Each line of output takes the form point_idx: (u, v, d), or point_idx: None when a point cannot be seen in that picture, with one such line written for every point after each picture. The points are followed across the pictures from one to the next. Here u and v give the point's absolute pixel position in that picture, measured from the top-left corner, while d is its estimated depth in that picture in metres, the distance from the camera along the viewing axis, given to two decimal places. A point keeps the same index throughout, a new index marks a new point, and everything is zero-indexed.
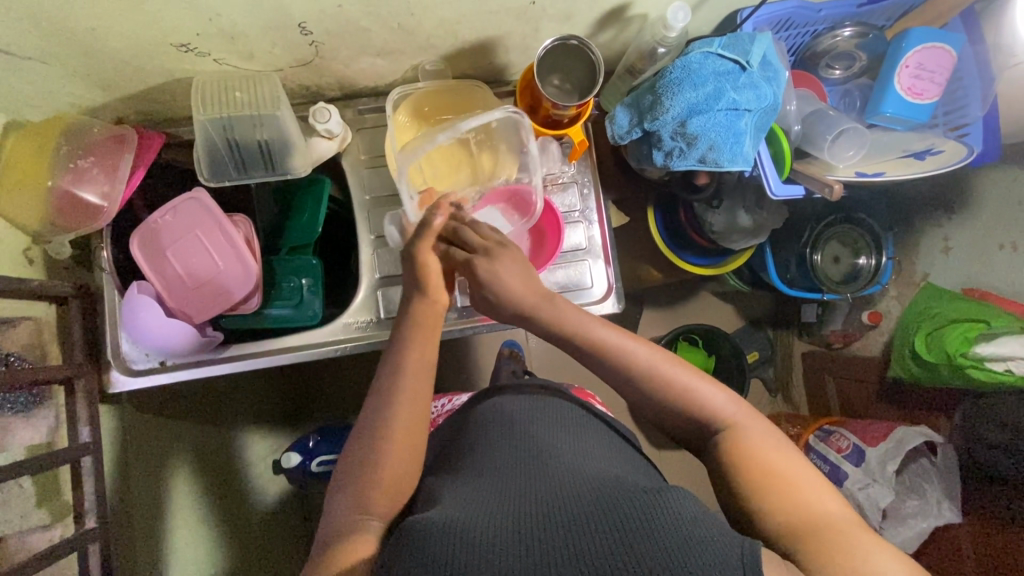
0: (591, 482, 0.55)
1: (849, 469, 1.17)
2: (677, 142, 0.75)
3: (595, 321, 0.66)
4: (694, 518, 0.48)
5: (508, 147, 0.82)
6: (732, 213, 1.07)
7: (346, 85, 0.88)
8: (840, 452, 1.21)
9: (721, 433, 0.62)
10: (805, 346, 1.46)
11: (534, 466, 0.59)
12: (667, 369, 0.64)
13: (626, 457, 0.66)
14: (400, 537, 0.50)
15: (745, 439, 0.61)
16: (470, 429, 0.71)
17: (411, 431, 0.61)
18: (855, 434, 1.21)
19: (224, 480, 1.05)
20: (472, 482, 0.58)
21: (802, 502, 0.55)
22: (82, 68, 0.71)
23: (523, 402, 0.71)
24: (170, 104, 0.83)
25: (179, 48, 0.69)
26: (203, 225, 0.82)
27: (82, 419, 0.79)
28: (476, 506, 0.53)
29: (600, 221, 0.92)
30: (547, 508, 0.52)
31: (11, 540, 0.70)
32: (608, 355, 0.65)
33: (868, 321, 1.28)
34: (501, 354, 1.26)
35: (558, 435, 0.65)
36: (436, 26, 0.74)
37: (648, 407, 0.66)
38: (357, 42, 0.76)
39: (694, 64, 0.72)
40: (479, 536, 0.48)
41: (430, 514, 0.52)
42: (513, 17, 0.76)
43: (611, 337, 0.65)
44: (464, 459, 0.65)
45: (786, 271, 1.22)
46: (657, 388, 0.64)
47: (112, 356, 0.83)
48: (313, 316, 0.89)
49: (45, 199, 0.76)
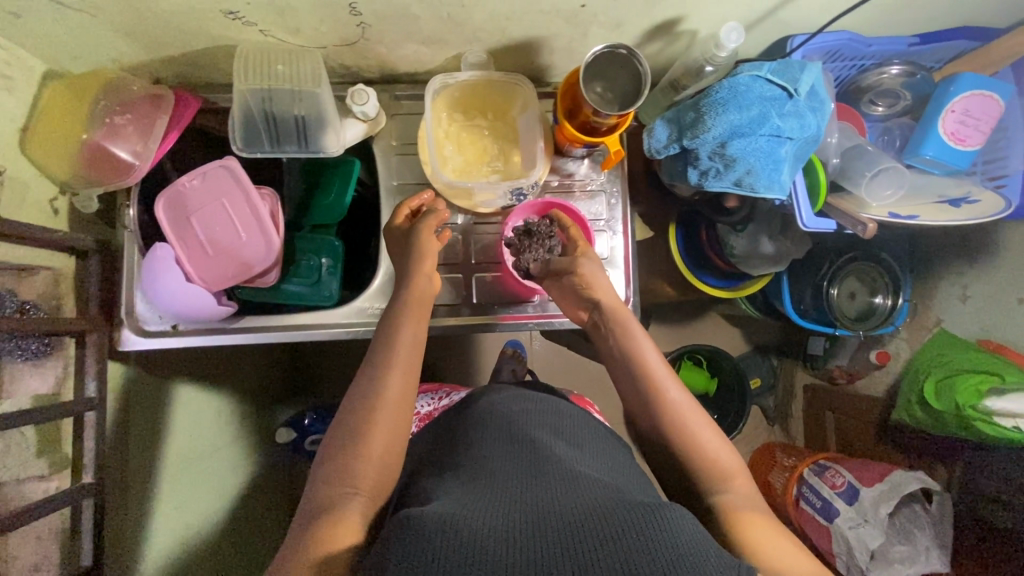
0: (583, 487, 0.55)
1: (841, 506, 1.17)
2: (713, 163, 0.73)
3: (641, 332, 0.75)
4: (693, 534, 0.48)
5: (520, 105, 0.88)
6: (755, 239, 1.08)
7: (386, 69, 0.87)
8: (833, 488, 1.20)
9: (718, 481, 0.66)
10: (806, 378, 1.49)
11: (540, 462, 0.60)
12: (685, 403, 0.70)
13: (619, 467, 0.65)
14: (394, 526, 0.49)
15: (740, 495, 0.65)
16: (467, 425, 0.71)
17: (389, 416, 0.62)
18: (851, 472, 1.20)
19: (217, 450, 1.04)
20: (472, 480, 0.58)
21: (784, 557, 0.58)
22: (127, 24, 0.71)
23: (525, 407, 0.72)
24: (210, 69, 0.83)
25: (228, 15, 0.69)
26: (229, 194, 0.82)
27: (89, 373, 0.80)
28: (478, 494, 0.54)
29: (624, 233, 0.92)
30: (546, 513, 0.51)
31: (10, 487, 0.72)
32: (649, 378, 0.72)
33: (875, 359, 1.29)
34: (502, 353, 1.27)
35: (552, 438, 0.65)
36: (485, 20, 0.74)
37: (655, 436, 0.71)
38: (405, 28, 0.75)
39: (742, 86, 0.70)
40: (472, 530, 0.47)
41: (431, 506, 0.51)
42: (564, 19, 0.75)
43: (647, 354, 0.73)
44: (461, 454, 0.64)
45: (801, 302, 1.26)
46: (670, 416, 0.70)
47: (125, 315, 0.84)
48: (329, 297, 0.88)
49: (80, 152, 0.77)
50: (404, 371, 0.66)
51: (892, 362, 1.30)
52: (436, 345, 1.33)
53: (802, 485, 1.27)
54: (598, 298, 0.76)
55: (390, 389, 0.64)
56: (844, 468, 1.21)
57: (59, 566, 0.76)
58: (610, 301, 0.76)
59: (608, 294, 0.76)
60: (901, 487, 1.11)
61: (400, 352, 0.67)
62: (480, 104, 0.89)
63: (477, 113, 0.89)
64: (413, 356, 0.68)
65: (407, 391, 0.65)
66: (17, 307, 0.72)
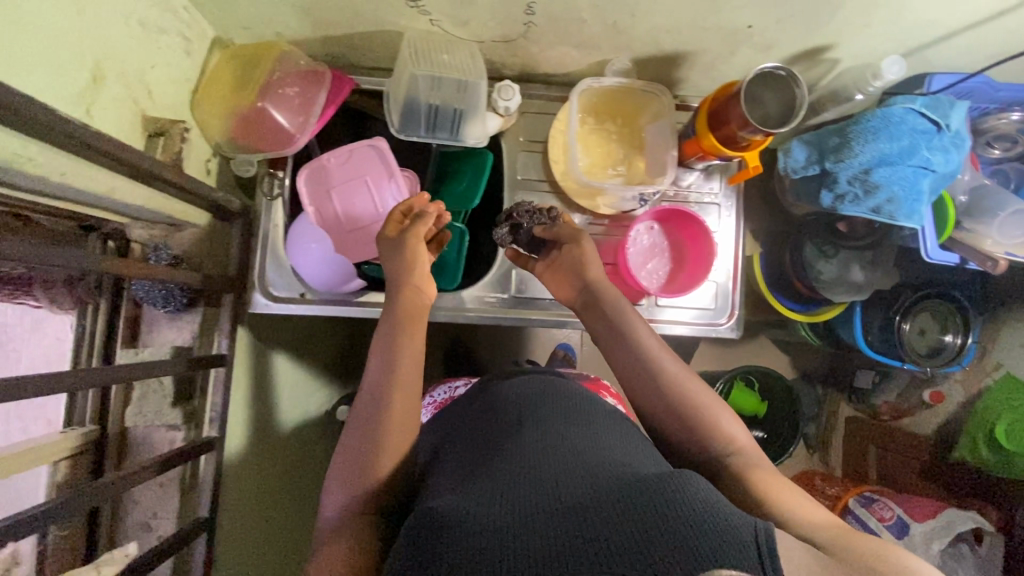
0: (597, 465, 0.53)
1: (889, 536, 1.15)
2: (853, 188, 0.76)
3: (638, 320, 0.77)
4: (705, 503, 0.46)
5: (649, 114, 0.91)
6: (845, 267, 1.09)
7: (526, 69, 0.90)
8: (881, 520, 1.19)
9: (731, 453, 0.65)
10: (850, 411, 1.50)
11: (550, 440, 0.58)
12: (686, 381, 0.71)
13: (637, 445, 0.63)
14: (417, 523, 0.49)
15: (755, 464, 0.63)
16: (479, 409, 0.71)
17: (401, 405, 0.65)
18: (900, 505, 1.20)
19: (295, 421, 1.06)
20: (484, 462, 0.57)
21: (815, 515, 0.56)
22: (310, 2, 0.74)
23: (535, 389, 0.70)
24: (363, 52, 0.86)
25: (409, 3, 0.72)
26: (372, 172, 0.85)
27: (221, 331, 0.84)
28: (485, 481, 0.53)
29: (734, 247, 0.95)
30: (553, 491, 0.49)
31: (140, 431, 0.78)
32: (645, 353, 0.73)
33: (929, 399, 1.31)
34: (554, 355, 1.27)
35: (565, 417, 0.63)
36: (646, 31, 0.77)
37: (667, 420, 0.70)
38: (566, 32, 0.78)
39: (895, 116, 0.73)
40: (479, 517, 0.47)
41: (448, 500, 0.51)
42: (719, 37, 0.78)
43: (647, 342, 0.74)
44: (474, 437, 0.64)
45: (868, 331, 1.26)
46: (673, 393, 0.70)
47: (257, 279, 0.86)
48: (451, 280, 0.91)
49: (247, 119, 0.80)
50: (409, 356, 0.68)
51: (945, 402, 1.32)
52: (498, 341, 1.36)
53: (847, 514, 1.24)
54: (589, 280, 0.81)
55: (401, 386, 0.66)
56: (893, 502, 1.21)
57: (176, 514, 0.80)
58: (599, 283, 0.80)
59: (600, 278, 0.81)
60: (954, 525, 1.13)
61: (403, 342, 0.69)
62: (613, 109, 0.92)
63: (608, 116, 0.92)
64: (412, 334, 0.70)
65: (411, 380, 0.67)
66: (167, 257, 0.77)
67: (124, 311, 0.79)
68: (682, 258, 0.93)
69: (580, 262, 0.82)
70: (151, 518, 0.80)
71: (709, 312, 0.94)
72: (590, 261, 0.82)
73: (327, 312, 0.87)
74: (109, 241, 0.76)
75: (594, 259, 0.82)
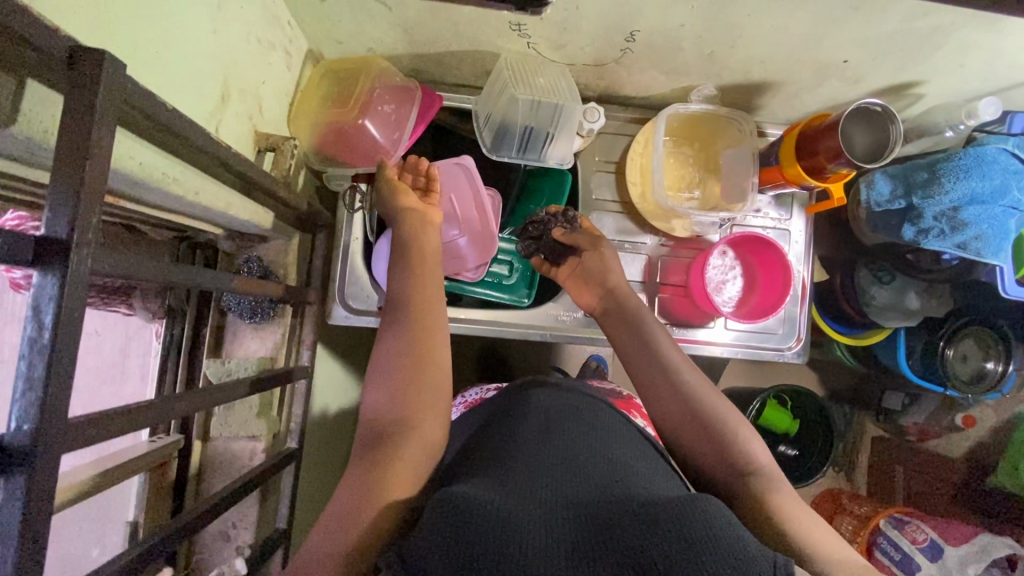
0: (615, 482, 0.50)
1: (923, 562, 1.13)
2: (940, 224, 0.77)
3: (659, 328, 0.76)
4: (729, 529, 0.43)
5: (728, 140, 0.92)
6: (900, 292, 1.07)
7: (607, 90, 0.91)
8: (914, 543, 1.15)
9: (751, 476, 0.62)
10: (876, 430, 1.46)
11: (564, 451, 0.54)
12: (708, 396, 0.69)
13: (654, 465, 0.59)
14: (430, 505, 0.45)
15: (776, 489, 0.60)
16: (495, 415, 0.67)
17: (418, 390, 0.60)
18: (933, 527, 1.15)
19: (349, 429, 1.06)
20: (499, 462, 0.53)
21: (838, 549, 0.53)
22: (413, 22, 0.74)
23: (555, 394, 0.67)
24: (449, 69, 0.87)
25: (512, 26, 0.73)
26: (459, 190, 0.87)
27: (304, 343, 0.84)
28: (500, 481, 0.49)
29: (804, 272, 0.96)
30: (571, 502, 0.46)
31: (220, 442, 0.78)
32: (666, 362, 0.72)
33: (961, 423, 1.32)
34: (586, 366, 1.26)
35: (585, 427, 0.60)
36: (740, 61, 0.78)
37: (685, 436, 0.67)
38: (660, 58, 0.79)
39: (988, 155, 0.74)
40: (499, 508, 0.43)
41: (465, 488, 0.47)
42: (810, 70, 0.79)
43: (669, 352, 0.73)
44: (487, 440, 0.60)
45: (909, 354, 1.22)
46: (694, 408, 0.67)
47: (338, 291, 0.86)
48: (524, 298, 0.93)
49: (345, 134, 0.81)
50: (421, 332, 0.64)
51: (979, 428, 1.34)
52: (542, 353, 1.36)
53: (876, 535, 1.20)
54: (611, 286, 0.81)
55: (425, 370, 0.62)
56: (926, 524, 1.16)
57: (255, 524, 0.80)
58: (621, 290, 0.81)
59: (622, 286, 0.82)
60: (991, 552, 1.10)
61: (420, 324, 0.65)
62: (691, 134, 0.93)
63: (686, 140, 0.93)
64: (429, 316, 0.66)
65: (435, 360, 0.63)
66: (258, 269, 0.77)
67: (211, 323, 0.79)
68: (751, 284, 0.94)
69: (604, 270, 0.83)
70: (230, 528, 0.79)
71: (777, 336, 0.95)
72: (614, 269, 0.82)
73: None
74: (198, 251, 0.76)
75: (616, 267, 0.83)
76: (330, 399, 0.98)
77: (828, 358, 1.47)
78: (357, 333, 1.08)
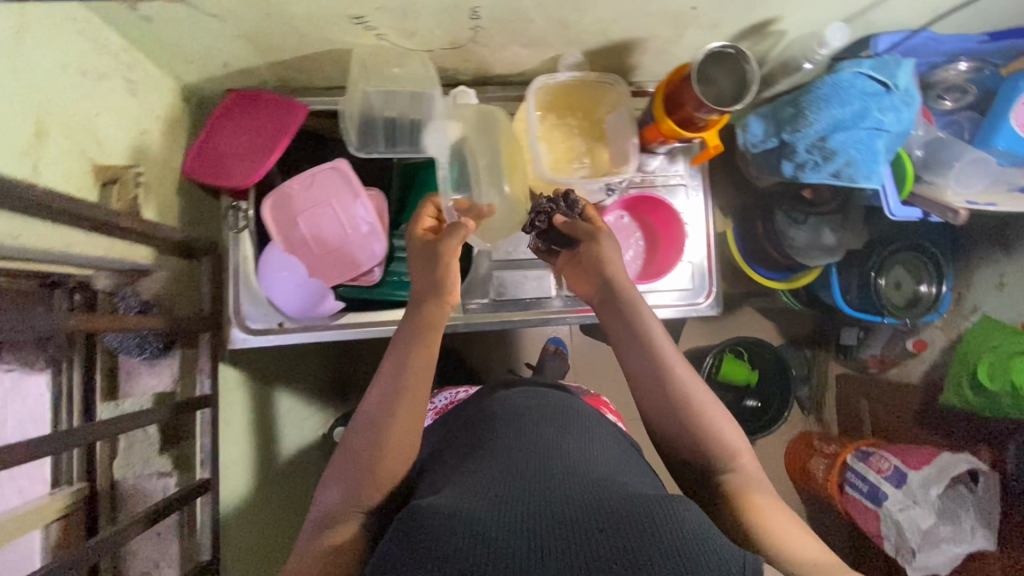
0: (588, 476, 0.50)
1: (889, 489, 1.10)
2: (812, 155, 0.78)
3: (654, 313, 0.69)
4: (701, 525, 0.43)
5: (609, 103, 0.91)
6: (816, 231, 1.08)
7: (481, 71, 0.90)
8: (879, 473, 1.13)
9: (728, 472, 0.64)
10: (840, 367, 1.43)
11: (537, 450, 0.54)
12: (697, 390, 0.66)
13: (626, 460, 0.59)
14: (405, 518, 0.45)
15: (752, 488, 0.63)
16: (472, 419, 0.67)
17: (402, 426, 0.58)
18: (897, 455, 1.13)
19: (293, 448, 1.03)
20: (474, 468, 0.53)
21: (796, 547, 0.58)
22: (251, 31, 0.72)
23: (526, 396, 0.67)
24: (314, 73, 0.85)
25: (353, 21, 0.71)
26: (338, 196, 0.85)
27: (204, 370, 0.82)
28: (471, 489, 0.49)
29: (708, 225, 0.95)
30: (545, 500, 0.45)
31: (128, 483, 0.76)
32: (654, 351, 0.67)
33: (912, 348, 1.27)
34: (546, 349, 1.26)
35: (559, 427, 0.60)
36: (592, 23, 0.77)
37: (667, 430, 0.66)
38: (514, 31, 0.78)
39: (844, 82, 0.74)
40: (472, 518, 0.43)
41: (439, 500, 0.47)
42: (665, 22, 0.78)
43: (666, 342, 0.67)
44: (465, 448, 0.60)
45: (847, 290, 1.19)
46: (682, 401, 0.65)
47: (232, 315, 0.84)
48: None
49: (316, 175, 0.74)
50: (414, 376, 0.60)
51: None
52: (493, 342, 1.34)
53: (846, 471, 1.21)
54: (612, 277, 0.70)
55: (398, 412, 0.59)
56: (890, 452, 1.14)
57: (179, 560, 0.79)
58: (624, 283, 0.69)
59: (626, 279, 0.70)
60: (950, 470, 1.04)
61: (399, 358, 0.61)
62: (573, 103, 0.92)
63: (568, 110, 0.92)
64: (423, 349, 0.61)
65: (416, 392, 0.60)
66: (138, 305, 0.76)
67: (100, 365, 0.76)
68: (654, 244, 0.94)
69: (604, 263, 0.70)
70: (153, 568, 0.78)
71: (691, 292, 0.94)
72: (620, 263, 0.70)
73: (308, 338, 0.86)
74: (76, 295, 0.71)
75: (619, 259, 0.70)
76: (259, 422, 0.95)
77: (777, 305, 1.45)
78: (288, 352, 1.06)
